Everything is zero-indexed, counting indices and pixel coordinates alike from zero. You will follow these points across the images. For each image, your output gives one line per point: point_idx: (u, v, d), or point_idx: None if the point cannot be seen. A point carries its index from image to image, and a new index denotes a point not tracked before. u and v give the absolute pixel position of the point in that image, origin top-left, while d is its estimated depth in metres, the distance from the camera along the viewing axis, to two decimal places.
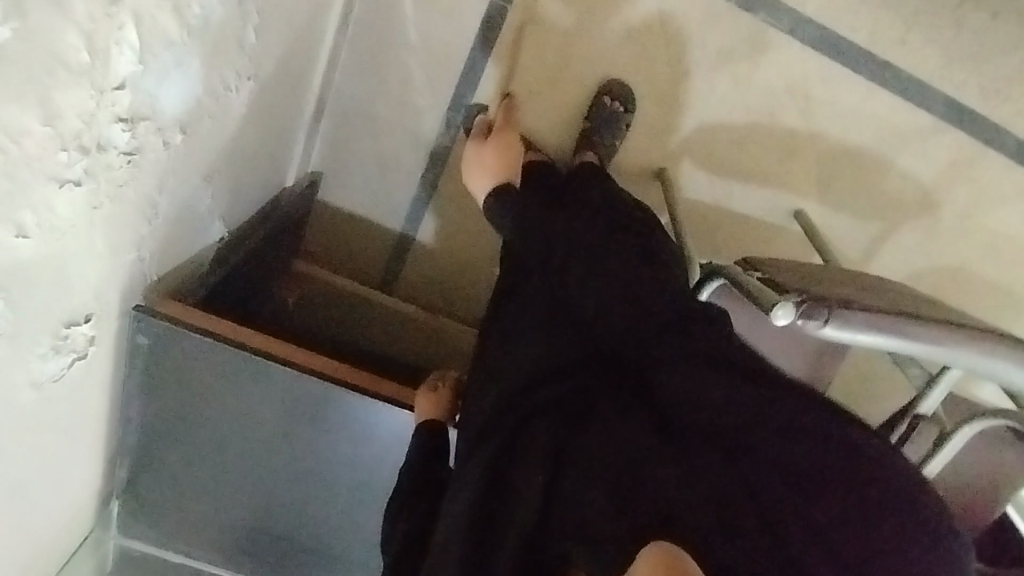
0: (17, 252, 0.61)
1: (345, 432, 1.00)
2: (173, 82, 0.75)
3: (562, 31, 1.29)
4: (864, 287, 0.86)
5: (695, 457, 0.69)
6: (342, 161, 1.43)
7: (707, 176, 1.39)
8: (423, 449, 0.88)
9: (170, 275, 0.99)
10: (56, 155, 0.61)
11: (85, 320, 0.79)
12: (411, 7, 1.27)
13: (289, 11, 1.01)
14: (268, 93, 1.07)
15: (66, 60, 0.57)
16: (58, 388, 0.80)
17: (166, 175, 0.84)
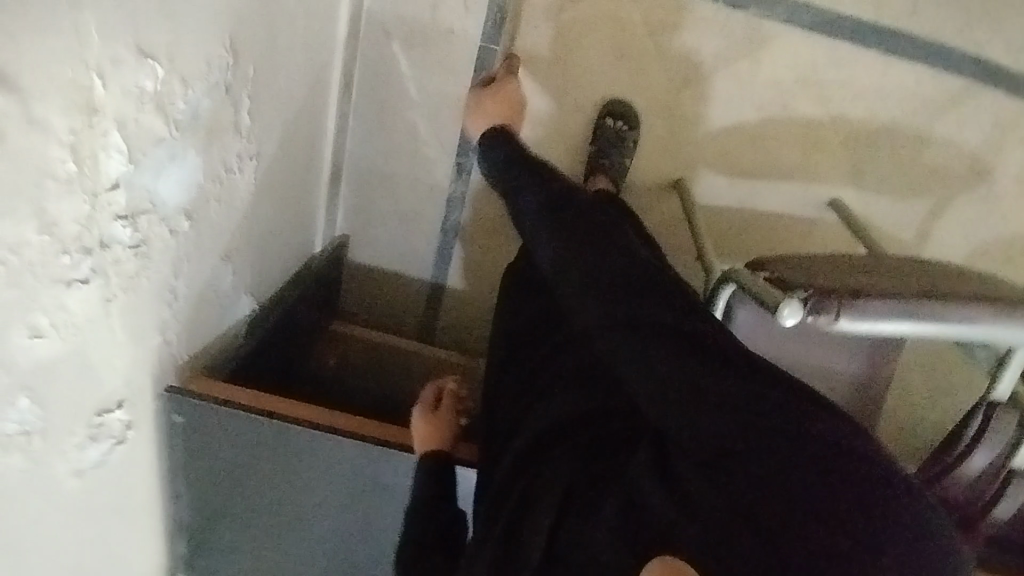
0: (35, 352, 0.66)
1: (382, 491, 1.00)
2: (170, 174, 0.81)
3: (555, 62, 1.29)
4: (889, 272, 0.79)
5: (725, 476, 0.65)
6: (365, 222, 1.47)
7: (729, 180, 1.34)
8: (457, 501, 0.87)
9: (203, 353, 1.04)
10: (60, 258, 0.66)
11: (118, 406, 0.84)
12: (406, 66, 1.32)
13: (284, 91, 1.07)
14: (277, 169, 1.12)
15: (55, 172, 0.62)
16: (102, 474, 0.84)
17: (179, 260, 0.89)
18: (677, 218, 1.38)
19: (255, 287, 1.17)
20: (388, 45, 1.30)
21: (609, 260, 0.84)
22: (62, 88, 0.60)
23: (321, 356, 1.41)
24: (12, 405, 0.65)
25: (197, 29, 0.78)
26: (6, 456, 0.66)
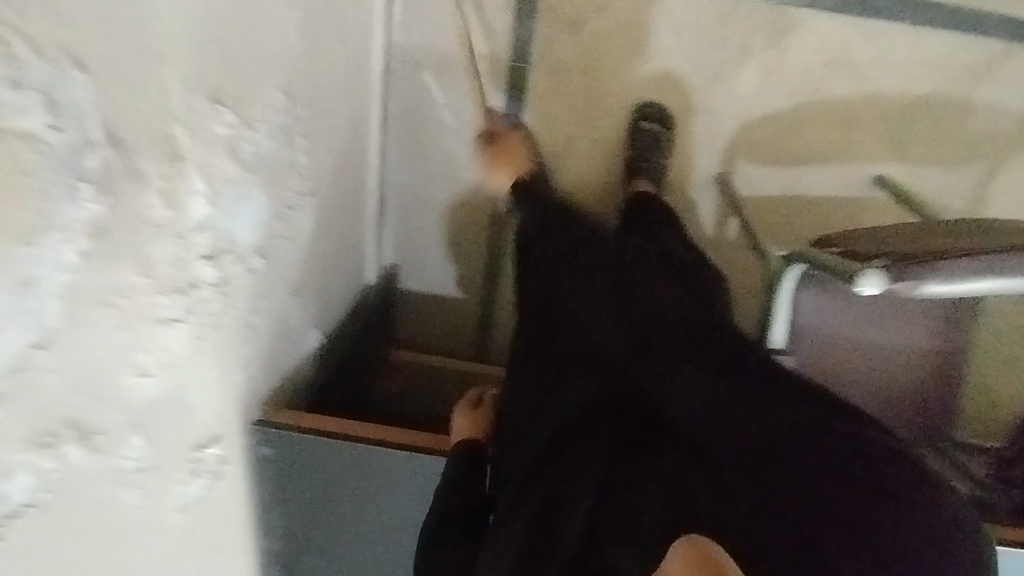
0: (142, 391, 0.69)
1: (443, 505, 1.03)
2: (244, 214, 0.85)
3: (584, 73, 1.32)
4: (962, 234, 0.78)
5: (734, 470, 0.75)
6: (413, 249, 1.50)
7: (770, 169, 1.33)
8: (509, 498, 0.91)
9: (280, 388, 1.07)
10: (159, 299, 0.69)
11: (212, 441, 0.87)
12: (440, 94, 1.36)
13: (332, 130, 1.11)
14: (330, 205, 1.17)
15: (151, 219, 0.66)
16: (202, 509, 0.87)
17: (255, 297, 0.93)
18: (723, 212, 1.38)
19: (319, 321, 1.20)
20: (421, 76, 1.35)
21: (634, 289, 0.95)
22: (153, 138, 0.64)
23: (384, 383, 1.43)
24: (127, 443, 0.68)
25: (259, 76, 0.82)
26: (125, 492, 0.69)
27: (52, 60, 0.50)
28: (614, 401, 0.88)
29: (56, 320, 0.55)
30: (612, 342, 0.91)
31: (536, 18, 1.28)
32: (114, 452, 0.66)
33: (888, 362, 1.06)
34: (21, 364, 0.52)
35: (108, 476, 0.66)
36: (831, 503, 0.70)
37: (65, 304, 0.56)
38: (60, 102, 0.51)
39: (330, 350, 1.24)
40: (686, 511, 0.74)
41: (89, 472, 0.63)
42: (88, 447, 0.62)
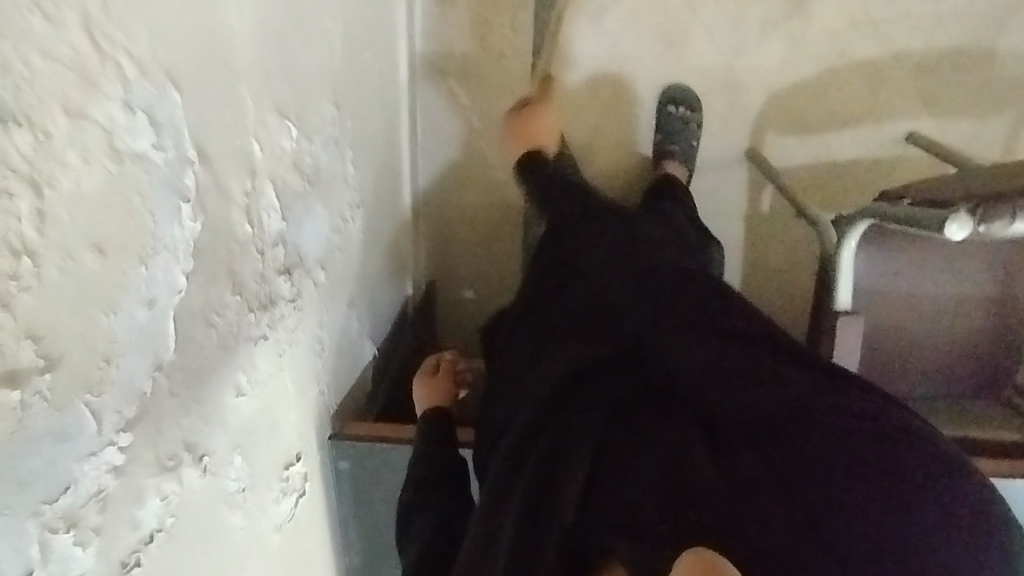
0: (240, 410, 0.69)
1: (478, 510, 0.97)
2: (309, 228, 0.85)
3: (608, 61, 1.33)
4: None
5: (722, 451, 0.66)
6: (448, 255, 1.50)
7: (800, 139, 1.34)
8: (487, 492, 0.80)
9: (348, 401, 1.07)
10: (247, 316, 0.69)
11: (296, 459, 0.87)
12: (465, 97, 1.36)
13: (371, 140, 1.11)
14: (374, 215, 1.17)
15: (237, 236, 0.66)
16: (292, 528, 0.86)
17: (322, 312, 0.93)
18: (756, 186, 1.38)
19: (372, 332, 1.20)
20: (445, 80, 1.35)
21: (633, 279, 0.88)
22: (235, 155, 0.64)
23: None
24: (230, 464, 0.68)
25: (313, 89, 0.83)
26: (232, 513, 0.69)
27: (154, 80, 0.50)
28: (631, 374, 0.77)
29: (171, 342, 0.55)
30: (629, 317, 0.83)
31: (556, 11, 1.29)
32: (221, 474, 0.66)
33: (952, 314, 1.05)
34: (145, 388, 0.52)
35: (217, 498, 0.66)
36: (846, 479, 0.61)
37: (175, 326, 0.56)
38: (163, 122, 0.51)
39: (384, 362, 1.24)
40: (689, 491, 0.63)
41: (202, 495, 0.62)
42: (202, 469, 0.61)
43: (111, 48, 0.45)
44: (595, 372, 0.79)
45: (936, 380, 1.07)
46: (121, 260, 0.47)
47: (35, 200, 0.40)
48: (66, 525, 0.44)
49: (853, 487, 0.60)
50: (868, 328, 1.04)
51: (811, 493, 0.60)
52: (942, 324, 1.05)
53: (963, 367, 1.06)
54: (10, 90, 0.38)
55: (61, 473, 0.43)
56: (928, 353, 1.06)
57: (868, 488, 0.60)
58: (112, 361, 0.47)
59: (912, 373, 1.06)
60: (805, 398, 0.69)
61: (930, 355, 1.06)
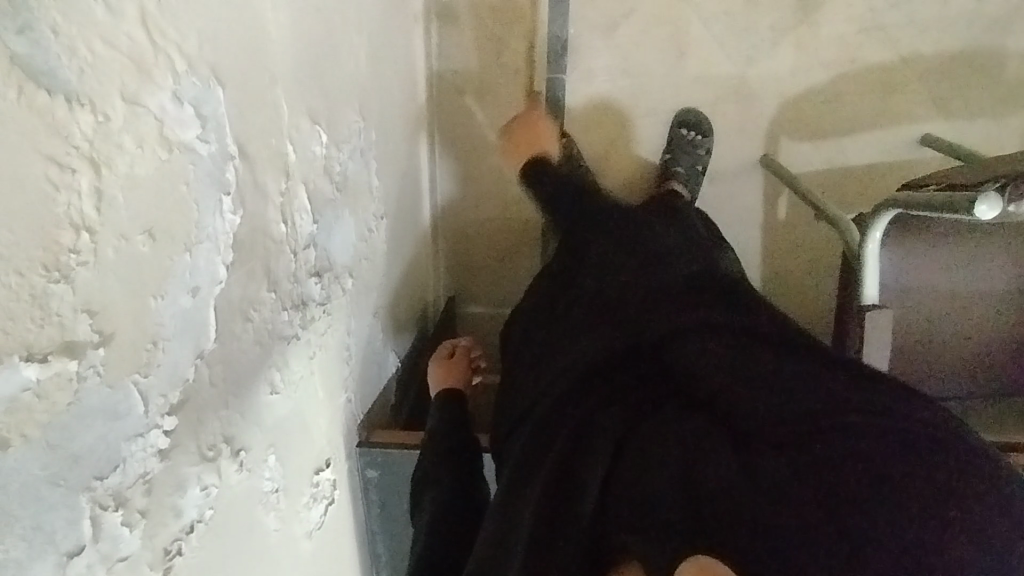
0: (274, 408, 0.69)
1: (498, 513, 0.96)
2: (337, 234, 0.87)
3: (621, 75, 1.35)
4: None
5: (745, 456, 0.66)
6: (467, 270, 1.51)
7: (814, 144, 1.35)
8: (506, 485, 0.82)
9: (374, 411, 1.07)
10: (281, 315, 0.70)
11: (326, 465, 0.86)
12: (481, 114, 1.39)
13: (393, 154, 1.14)
14: (396, 228, 1.19)
15: (273, 234, 0.67)
16: (323, 536, 0.85)
17: (349, 319, 0.94)
18: (772, 192, 1.39)
19: (395, 344, 1.21)
20: (462, 98, 1.38)
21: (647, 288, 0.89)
22: (271, 156, 0.66)
23: None
24: (265, 463, 0.68)
25: (340, 100, 0.86)
26: (266, 514, 0.69)
27: (202, 76, 0.53)
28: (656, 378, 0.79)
29: (212, 332, 0.56)
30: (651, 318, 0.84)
31: (570, 28, 1.33)
32: (256, 472, 0.66)
33: (982, 302, 1.03)
34: (187, 375, 0.52)
35: (253, 497, 0.65)
36: (865, 480, 0.60)
37: (216, 317, 0.57)
38: (208, 117, 0.54)
39: (407, 374, 1.24)
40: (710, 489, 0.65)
41: (240, 492, 0.62)
42: (239, 463, 0.61)
43: (164, 43, 0.48)
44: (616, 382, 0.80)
45: (923, 371, 1.05)
46: (168, 245, 0.49)
47: (94, 178, 0.42)
48: (115, 505, 0.44)
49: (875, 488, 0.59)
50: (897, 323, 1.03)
51: (830, 503, 0.59)
52: (975, 315, 1.04)
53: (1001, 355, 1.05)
54: (75, 73, 0.40)
55: (111, 451, 0.43)
56: (952, 344, 1.05)
57: (899, 500, 0.59)
58: (158, 345, 0.48)
59: (909, 362, 1.05)
60: (838, 398, 0.69)
61: (957, 349, 1.05)
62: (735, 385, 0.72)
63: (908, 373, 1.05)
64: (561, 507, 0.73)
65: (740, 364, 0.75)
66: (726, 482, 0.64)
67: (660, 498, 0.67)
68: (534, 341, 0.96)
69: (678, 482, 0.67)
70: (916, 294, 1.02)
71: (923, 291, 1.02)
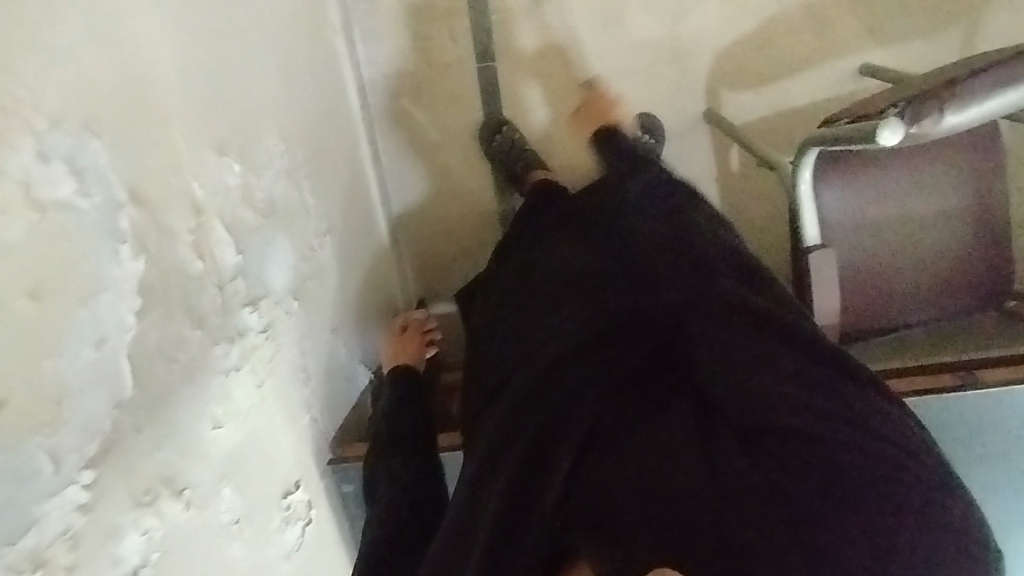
0: (221, 442, 0.70)
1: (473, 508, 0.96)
2: (272, 260, 0.87)
3: (550, 53, 1.34)
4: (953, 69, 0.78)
5: (733, 447, 0.64)
6: (433, 271, 1.51)
7: (754, 92, 1.34)
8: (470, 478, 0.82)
9: (346, 425, 1.08)
10: (214, 350, 0.71)
11: (296, 486, 0.87)
12: (420, 114, 1.38)
13: (330, 168, 1.14)
14: (346, 240, 1.19)
15: (189, 272, 0.68)
16: (303, 556, 0.87)
17: (301, 339, 0.94)
18: (721, 146, 1.38)
19: (364, 355, 1.22)
20: (398, 101, 1.37)
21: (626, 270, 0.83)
22: (175, 195, 0.67)
23: None
24: (219, 496, 0.69)
25: (253, 126, 0.86)
26: (230, 545, 0.70)
27: (71, 131, 0.53)
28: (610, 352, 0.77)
29: (130, 380, 0.57)
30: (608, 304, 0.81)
31: (492, 15, 1.32)
32: (210, 506, 0.67)
33: (924, 231, 1.06)
34: (107, 427, 0.53)
35: (211, 530, 0.66)
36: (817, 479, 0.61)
37: (132, 364, 0.57)
38: (87, 171, 0.54)
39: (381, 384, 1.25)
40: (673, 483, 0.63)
41: (192, 529, 0.63)
42: (185, 501, 0.62)
43: (19, 106, 0.48)
44: (596, 371, 0.76)
45: (859, 294, 1.07)
46: (58, 304, 0.49)
47: None
48: (35, 565, 0.45)
49: (848, 475, 0.61)
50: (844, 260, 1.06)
51: (801, 509, 0.59)
52: (914, 247, 1.07)
53: (950, 282, 1.08)
54: None
55: (22, 514, 0.45)
56: (888, 273, 1.07)
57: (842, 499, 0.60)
58: (64, 403, 0.49)
59: (846, 284, 1.07)
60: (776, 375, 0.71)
61: (892, 280, 1.07)
62: (717, 380, 0.70)
63: (849, 302, 1.07)
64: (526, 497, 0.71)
65: (724, 349, 0.72)
66: (706, 477, 0.62)
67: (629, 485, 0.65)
68: (503, 327, 0.93)
69: (654, 477, 0.64)
70: (858, 221, 1.05)
71: (863, 220, 1.05)
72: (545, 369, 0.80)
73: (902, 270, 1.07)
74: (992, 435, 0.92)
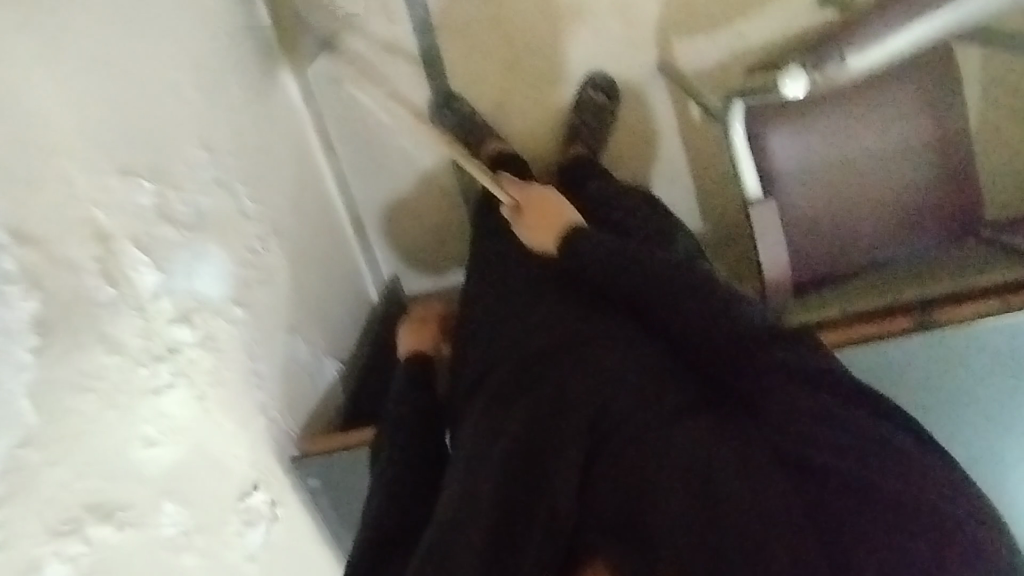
0: (157, 461, 0.72)
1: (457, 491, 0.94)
2: (205, 270, 0.87)
3: (491, 20, 1.29)
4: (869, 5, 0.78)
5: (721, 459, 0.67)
6: (404, 254, 1.49)
7: (707, 37, 1.27)
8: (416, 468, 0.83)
9: (312, 420, 1.09)
10: (139, 371, 0.72)
11: (255, 487, 0.89)
12: (367, 99, 1.36)
13: (274, 167, 1.12)
14: (301, 235, 1.17)
15: (97, 298, 0.68)
16: (267, 552, 0.90)
17: (250, 344, 0.94)
18: (678, 98, 1.33)
19: (332, 348, 1.22)
20: (344, 87, 1.34)
21: (630, 274, 0.82)
22: (71, 225, 0.67)
23: None
24: (160, 511, 0.71)
25: (170, 137, 0.84)
26: (177, 556, 0.73)
27: None
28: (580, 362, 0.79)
29: (32, 415, 0.59)
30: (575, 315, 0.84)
31: None
32: (150, 522, 0.70)
33: (881, 170, 1.02)
34: (11, 464, 0.57)
35: (152, 545, 0.70)
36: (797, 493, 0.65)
37: (34, 399, 0.59)
38: None
39: (351, 375, 1.25)
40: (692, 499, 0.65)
41: (129, 546, 0.67)
42: (116, 523, 0.66)
43: None
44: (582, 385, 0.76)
45: (814, 243, 1.03)
46: None
47: None
48: None
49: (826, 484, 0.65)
50: (791, 211, 1.02)
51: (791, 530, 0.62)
52: (871, 187, 1.02)
53: (913, 224, 1.03)
54: None
55: None
56: (846, 218, 1.03)
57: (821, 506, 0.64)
58: None
59: (802, 234, 1.02)
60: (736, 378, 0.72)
61: (851, 224, 1.03)
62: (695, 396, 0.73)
63: (808, 252, 1.03)
64: (520, 507, 0.70)
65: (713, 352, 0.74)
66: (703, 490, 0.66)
67: (621, 498, 0.69)
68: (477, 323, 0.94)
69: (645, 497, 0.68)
70: (807, 166, 1.00)
71: (814, 165, 1.00)
72: (543, 381, 0.80)
73: (860, 212, 1.03)
74: (947, 372, 0.92)
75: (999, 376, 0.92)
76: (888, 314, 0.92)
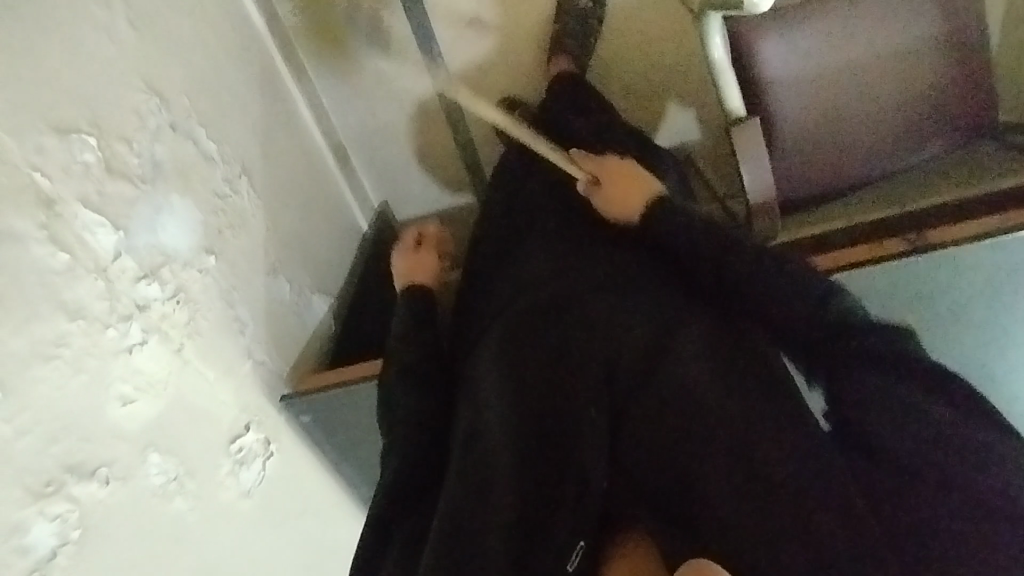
0: (134, 416, 0.76)
1: None
2: (169, 223, 0.85)
3: None
4: None
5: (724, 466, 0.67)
6: (392, 181, 1.45)
7: None
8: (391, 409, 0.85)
9: (302, 357, 1.11)
10: (106, 333, 0.74)
11: (246, 429, 0.93)
12: (335, 17, 1.26)
13: (238, 102, 1.07)
14: (275, 173, 1.14)
15: (49, 267, 0.69)
16: (264, 485, 0.96)
17: (228, 292, 0.94)
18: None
19: (320, 283, 1.22)
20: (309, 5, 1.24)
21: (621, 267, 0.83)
22: (8, 199, 0.66)
23: None
24: (146, 462, 0.77)
25: (110, 88, 0.80)
26: (168, 501, 0.79)
27: None
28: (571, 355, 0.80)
29: None
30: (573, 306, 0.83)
31: None
32: (136, 474, 0.75)
33: (877, 77, 0.96)
34: None
35: (141, 494, 0.76)
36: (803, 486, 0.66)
37: None
38: None
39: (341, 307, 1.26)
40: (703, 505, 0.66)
41: (117, 498, 0.73)
42: (101, 479, 0.71)
43: None
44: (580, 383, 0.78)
45: (807, 158, 0.98)
46: None
47: None
48: None
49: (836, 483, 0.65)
50: (782, 125, 0.96)
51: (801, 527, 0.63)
52: (867, 96, 0.96)
53: (911, 135, 0.98)
54: None
55: None
56: (841, 130, 0.97)
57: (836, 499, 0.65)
58: None
59: (793, 150, 0.97)
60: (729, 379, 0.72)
61: (846, 136, 0.97)
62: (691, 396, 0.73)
63: (799, 169, 0.98)
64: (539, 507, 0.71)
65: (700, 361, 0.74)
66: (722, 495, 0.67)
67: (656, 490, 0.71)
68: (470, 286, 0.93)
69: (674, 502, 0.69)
70: (796, 77, 0.95)
71: (804, 75, 0.95)
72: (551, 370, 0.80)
73: (855, 124, 0.97)
74: (944, 289, 0.87)
75: (992, 293, 0.88)
76: (877, 237, 0.88)
